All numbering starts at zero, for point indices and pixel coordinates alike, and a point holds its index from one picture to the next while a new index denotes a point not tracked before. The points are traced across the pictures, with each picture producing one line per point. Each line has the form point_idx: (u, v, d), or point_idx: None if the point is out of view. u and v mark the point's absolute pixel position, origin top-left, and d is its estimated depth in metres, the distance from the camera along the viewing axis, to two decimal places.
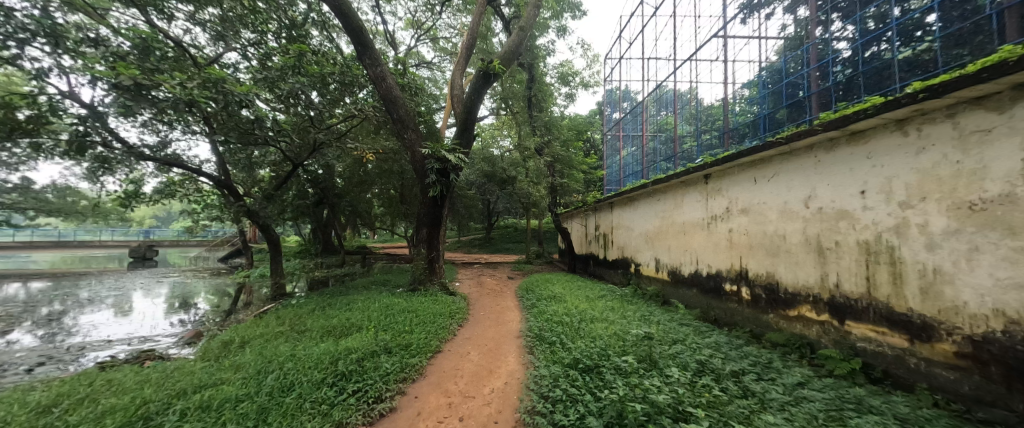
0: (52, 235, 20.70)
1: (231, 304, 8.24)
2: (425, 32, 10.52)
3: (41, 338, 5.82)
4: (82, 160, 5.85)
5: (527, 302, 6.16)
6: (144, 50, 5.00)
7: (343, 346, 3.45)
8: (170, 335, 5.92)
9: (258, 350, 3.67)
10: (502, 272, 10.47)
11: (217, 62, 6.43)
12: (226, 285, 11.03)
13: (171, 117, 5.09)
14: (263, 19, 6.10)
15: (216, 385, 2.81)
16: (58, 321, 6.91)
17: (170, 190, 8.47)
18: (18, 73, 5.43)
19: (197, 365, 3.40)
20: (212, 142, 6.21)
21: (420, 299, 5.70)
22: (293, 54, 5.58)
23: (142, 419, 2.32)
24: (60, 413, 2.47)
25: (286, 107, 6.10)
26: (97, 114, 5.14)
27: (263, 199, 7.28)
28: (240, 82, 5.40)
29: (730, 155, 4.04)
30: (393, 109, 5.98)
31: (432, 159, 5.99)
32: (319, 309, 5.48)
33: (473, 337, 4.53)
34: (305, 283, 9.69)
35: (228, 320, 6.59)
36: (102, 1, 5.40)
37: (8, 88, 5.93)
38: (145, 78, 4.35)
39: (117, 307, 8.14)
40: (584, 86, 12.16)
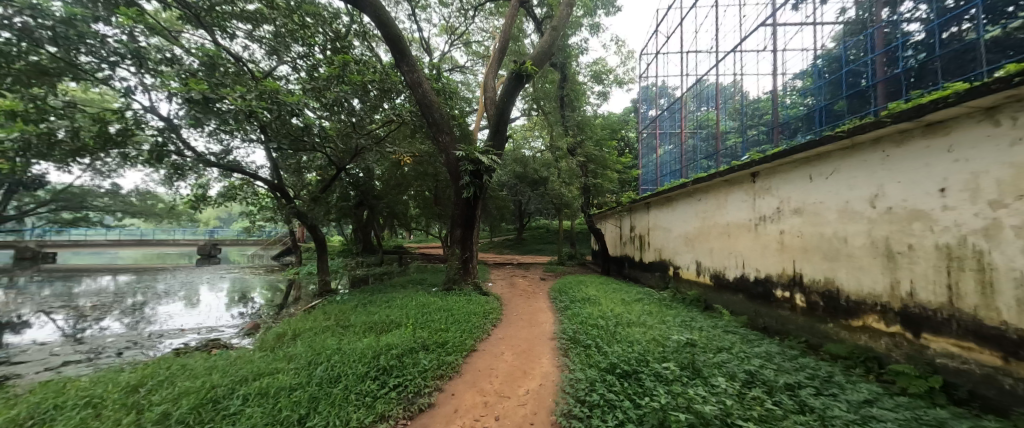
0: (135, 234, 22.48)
1: (282, 299, 8.87)
2: (459, 37, 10.77)
3: (128, 325, 6.61)
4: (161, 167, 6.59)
5: (560, 303, 6.11)
6: (211, 67, 5.53)
7: (384, 342, 3.59)
8: (232, 326, 6.49)
9: (308, 342, 3.93)
10: (534, 273, 10.44)
11: (272, 75, 6.97)
12: (278, 281, 11.90)
13: (234, 127, 5.60)
14: (311, 33, 6.55)
15: (271, 374, 3.04)
16: (140, 310, 7.80)
17: (231, 194, 9.28)
18: (108, 91, 6.20)
19: (256, 355, 3.70)
20: (266, 149, 6.73)
21: (454, 298, 5.83)
22: (338, 65, 5.93)
23: (212, 402, 2.56)
24: (145, 392, 2.79)
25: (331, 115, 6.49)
26: (172, 126, 5.76)
27: (310, 201, 7.79)
28: (291, 93, 5.81)
29: (780, 151, 3.78)
30: (429, 113, 6.16)
31: (466, 160, 6.10)
32: (362, 305, 5.77)
33: (506, 337, 4.56)
34: (348, 280, 10.25)
35: (281, 314, 7.11)
36: (176, 25, 6.04)
37: (102, 105, 6.79)
38: (212, 93, 4.80)
39: (187, 299, 9.04)
40: (618, 84, 11.88)
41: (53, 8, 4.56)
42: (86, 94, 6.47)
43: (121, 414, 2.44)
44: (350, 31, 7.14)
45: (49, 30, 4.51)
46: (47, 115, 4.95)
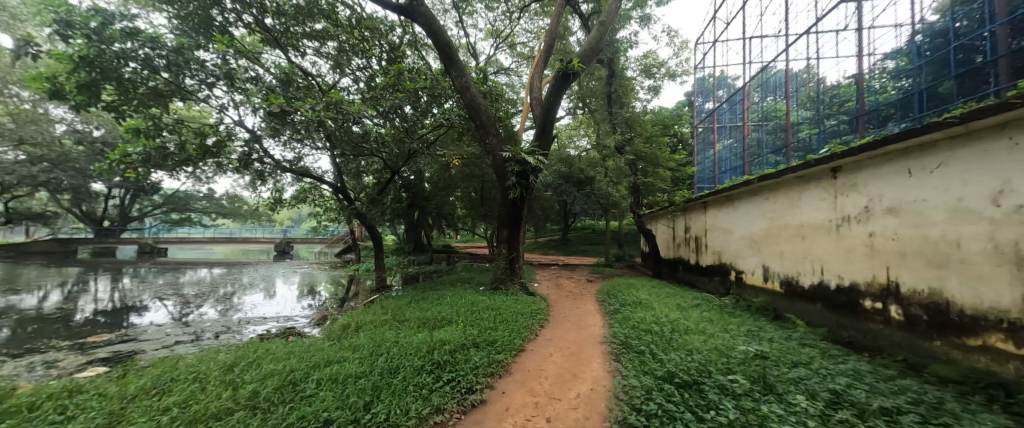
0: (226, 232, 25.84)
1: (344, 294, 9.61)
2: (504, 40, 10.91)
3: (221, 312, 7.59)
4: (247, 174, 7.49)
5: (609, 307, 5.93)
6: (287, 83, 6.17)
7: (437, 338, 3.74)
8: (303, 316, 7.18)
9: (369, 334, 4.22)
10: (581, 275, 10.24)
11: (336, 87, 7.59)
12: (341, 277, 12.91)
13: (304, 136, 6.20)
14: (369, 46, 7.04)
15: (338, 362, 3.31)
16: (230, 300, 8.90)
17: (302, 197, 10.26)
18: (205, 108, 7.15)
19: (325, 344, 4.05)
20: (331, 155, 7.35)
21: (502, 298, 5.91)
22: (393, 74, 6.29)
23: (291, 383, 2.85)
24: (239, 371, 3.19)
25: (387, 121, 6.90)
26: (256, 137, 6.51)
27: (368, 203, 8.35)
28: (353, 102, 6.28)
29: (867, 143, 3.34)
30: (476, 115, 6.29)
31: (512, 161, 6.12)
32: (415, 302, 6.07)
33: (555, 338, 4.51)
34: (401, 277, 10.83)
35: (343, 307, 7.71)
36: (258, 47, 6.83)
37: (200, 120, 7.85)
38: (288, 106, 5.34)
39: (266, 291, 10.15)
40: (671, 77, 11.26)
41: (167, 40, 5.37)
42: (190, 112, 7.54)
43: (221, 389, 2.81)
44: (403, 41, 7.53)
45: (166, 59, 5.33)
46: (163, 131, 5.85)
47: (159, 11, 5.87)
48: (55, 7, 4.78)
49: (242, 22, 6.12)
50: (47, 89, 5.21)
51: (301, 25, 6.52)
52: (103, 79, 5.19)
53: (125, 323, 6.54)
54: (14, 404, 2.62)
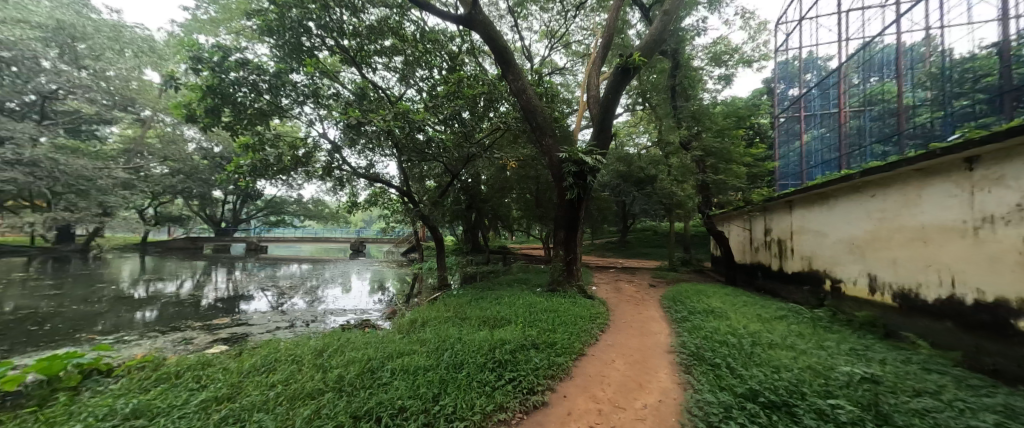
0: (311, 232, 29.15)
1: (410, 290, 10.28)
2: (559, 40, 10.83)
3: (309, 303, 8.59)
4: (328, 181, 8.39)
5: (675, 314, 5.54)
6: (362, 97, 6.80)
7: (498, 337, 3.82)
8: (375, 310, 7.82)
9: (434, 330, 4.44)
10: (643, 279, 9.71)
11: (402, 99, 8.19)
12: (407, 275, 13.81)
13: (376, 145, 6.77)
14: (431, 58, 7.47)
15: (408, 354, 3.54)
16: (315, 292, 10.03)
17: (373, 200, 11.19)
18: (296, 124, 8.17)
19: (395, 336, 4.35)
20: (398, 161, 7.92)
21: (560, 300, 5.83)
22: (453, 82, 6.58)
23: (369, 371, 3.12)
24: (326, 356, 3.58)
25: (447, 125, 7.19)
26: (337, 148, 7.27)
27: (431, 205, 8.83)
28: (417, 111, 6.69)
29: (1019, 125, 2.68)
30: (532, 117, 6.30)
31: (569, 162, 5.99)
32: (474, 300, 6.25)
33: (617, 344, 4.34)
34: (461, 276, 11.27)
35: (409, 303, 8.26)
36: (338, 67, 7.64)
37: (292, 135, 9.00)
38: (363, 118, 5.87)
39: (345, 286, 11.27)
40: (746, 64, 10.22)
41: (268, 67, 6.24)
42: (284, 128, 8.68)
43: (313, 371, 3.17)
44: (460, 50, 7.82)
45: (267, 84, 6.20)
46: (265, 146, 6.79)
47: (261, 43, 6.85)
48: (190, 47, 5.84)
49: (324, 45, 6.86)
50: (183, 114, 6.35)
51: (372, 43, 7.12)
52: (222, 103, 6.18)
53: (236, 310, 7.70)
54: (165, 372, 3.24)
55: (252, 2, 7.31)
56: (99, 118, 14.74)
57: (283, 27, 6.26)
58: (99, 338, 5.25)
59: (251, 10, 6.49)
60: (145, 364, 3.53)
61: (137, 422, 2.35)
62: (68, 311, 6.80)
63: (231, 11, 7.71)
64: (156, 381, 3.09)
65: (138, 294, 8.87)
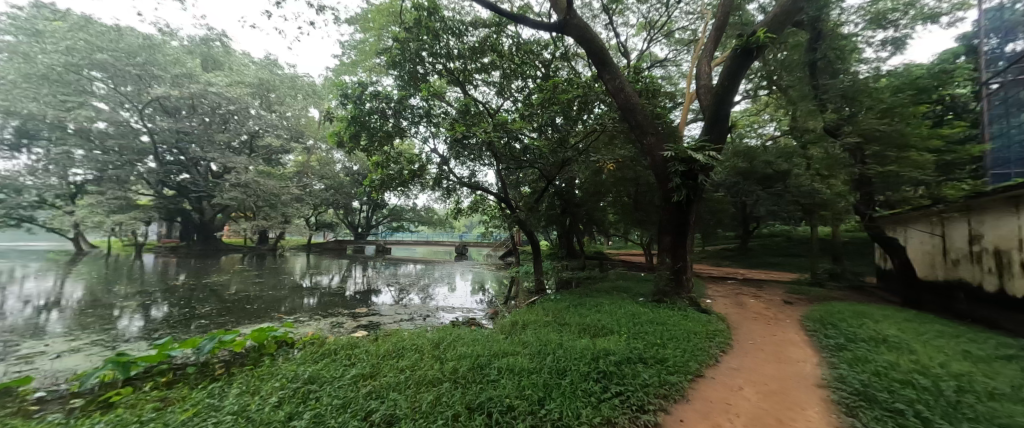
0: (424, 236, 32.81)
1: (509, 292, 10.72)
2: (660, 30, 10.07)
3: (422, 299, 9.69)
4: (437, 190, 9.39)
5: (825, 339, 4.54)
6: (466, 112, 7.40)
7: (603, 346, 3.71)
8: (479, 309, 8.39)
9: (535, 333, 4.54)
10: (774, 294, 8.23)
11: (500, 110, 8.67)
12: (505, 277, 14.44)
13: (477, 156, 7.31)
14: (525, 68, 7.79)
15: (513, 355, 3.69)
16: (427, 290, 11.26)
17: (475, 207, 12.05)
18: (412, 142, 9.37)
19: (498, 336, 4.58)
20: (497, 170, 8.38)
21: (668, 312, 5.35)
22: (549, 88, 6.66)
23: (478, 366, 3.35)
24: (442, 349, 3.97)
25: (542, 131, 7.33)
26: (445, 161, 8.09)
27: (528, 210, 9.07)
28: (513, 121, 6.97)
29: None
30: (632, 116, 5.90)
31: (674, 160, 5.45)
32: (573, 306, 6.18)
33: (743, 369, 3.77)
34: (557, 281, 11.26)
35: (509, 304, 8.61)
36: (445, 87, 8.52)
37: (408, 151, 10.33)
38: (467, 132, 6.41)
39: (452, 285, 12.38)
40: (925, 20, 7.87)
41: (393, 95, 7.31)
42: (403, 145, 10.04)
43: (432, 361, 3.55)
44: (553, 57, 7.93)
45: (392, 109, 7.28)
46: (390, 162, 7.96)
47: (387, 75, 8.06)
48: (339, 87, 7.24)
49: (435, 70, 7.70)
50: (334, 141, 7.89)
51: (474, 62, 7.69)
52: (360, 130, 7.47)
53: (369, 301, 9.15)
54: (327, 349, 4.04)
55: (381, 42, 8.68)
56: (280, 148, 19.20)
57: (404, 59, 7.24)
58: (283, 317, 6.85)
59: (380, 49, 7.69)
60: (314, 339, 4.47)
61: (312, 386, 2.99)
62: (263, 294, 9.07)
63: (365, 52, 9.28)
64: (323, 354, 3.89)
65: (304, 284, 11.30)
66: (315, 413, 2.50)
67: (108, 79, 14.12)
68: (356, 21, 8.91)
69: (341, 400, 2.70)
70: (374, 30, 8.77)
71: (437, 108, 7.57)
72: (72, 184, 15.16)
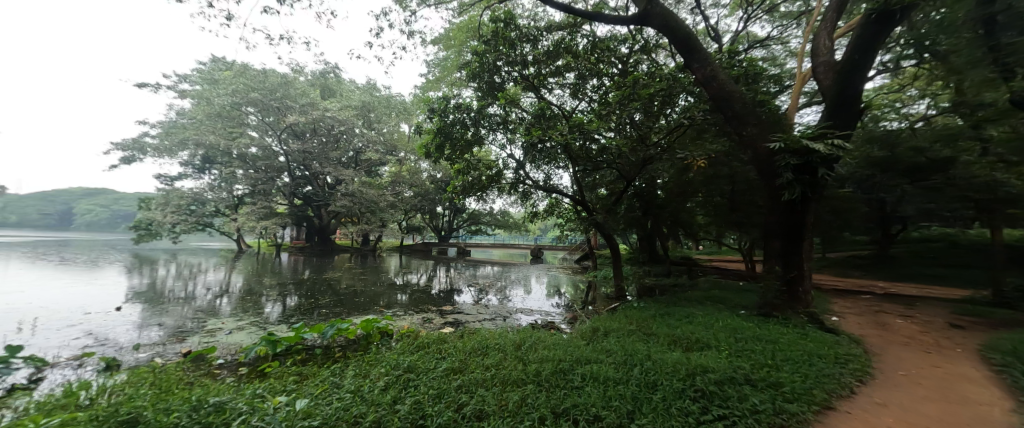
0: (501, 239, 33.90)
1: (586, 297, 10.48)
2: (760, 6, 8.92)
3: (501, 300, 10.03)
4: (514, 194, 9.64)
5: (1019, 379, 3.49)
6: (541, 116, 7.46)
7: (699, 363, 3.39)
8: (557, 313, 8.35)
9: (618, 341, 4.38)
10: (929, 315, 6.60)
11: (576, 111, 8.57)
12: (582, 281, 14.15)
13: (552, 158, 7.34)
14: (601, 67, 7.63)
15: (596, 362, 3.62)
16: (505, 291, 11.62)
17: (551, 210, 12.07)
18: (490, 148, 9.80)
19: (580, 341, 4.52)
20: (573, 172, 8.29)
21: (779, 329, 4.67)
22: (629, 84, 6.37)
23: (562, 371, 3.37)
24: (525, 350, 4.08)
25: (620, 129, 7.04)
26: (521, 165, 8.28)
27: (606, 213, 8.77)
28: (590, 121, 6.83)
29: None
30: (727, 107, 5.24)
31: (784, 154, 4.76)
32: (660, 316, 5.80)
33: (888, 405, 3.10)
34: (639, 288, 10.64)
35: (587, 309, 8.42)
36: (521, 93, 8.74)
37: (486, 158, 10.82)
38: (543, 136, 6.48)
39: (528, 287, 12.56)
40: None
41: (473, 105, 7.75)
42: (482, 152, 10.56)
43: (515, 362, 3.67)
44: (632, 52, 7.58)
45: (473, 119, 7.72)
46: (470, 169, 8.44)
47: (468, 88, 8.57)
48: (427, 102, 7.94)
49: (511, 78, 7.91)
50: (422, 152, 8.65)
51: (549, 65, 7.69)
52: (444, 141, 8.05)
53: (453, 300, 9.80)
54: (423, 342, 4.46)
55: (462, 57, 9.26)
56: (377, 161, 21.70)
57: (483, 70, 7.62)
58: (383, 310, 7.72)
59: (462, 64, 8.22)
60: (410, 332, 4.95)
61: (411, 375, 3.33)
62: (366, 290, 10.36)
63: (448, 68, 10.00)
64: (418, 347, 4.31)
65: (398, 282, 12.60)
66: (415, 399, 2.78)
67: (258, 112, 17.60)
68: (440, 41, 9.67)
69: (436, 390, 2.96)
70: (455, 46, 9.41)
71: (514, 114, 7.81)
72: (235, 196, 19.04)
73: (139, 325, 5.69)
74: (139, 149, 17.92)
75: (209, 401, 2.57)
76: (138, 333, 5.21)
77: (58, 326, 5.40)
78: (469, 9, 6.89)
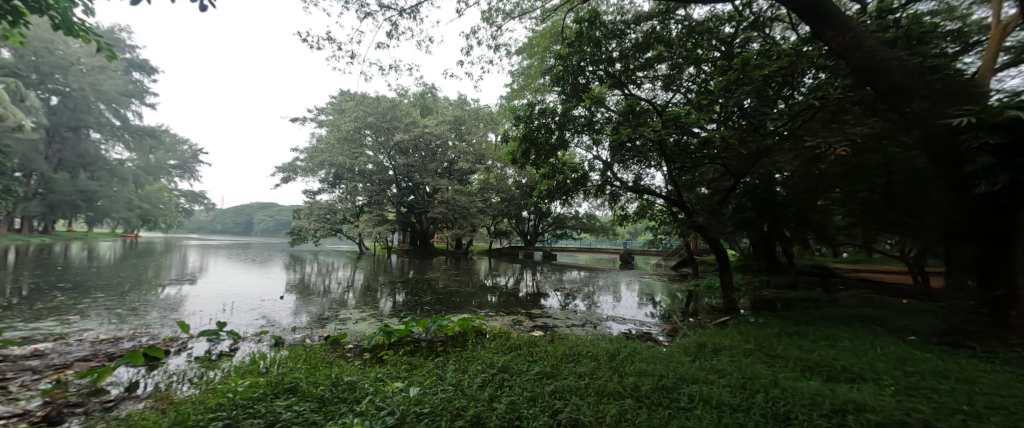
0: (587, 244, 33.17)
1: (687, 307, 9.50)
2: None
3: (590, 306, 9.74)
4: (602, 196, 9.31)
5: None
6: (631, 113, 7.02)
7: (850, 399, 2.75)
8: (653, 323, 7.76)
9: (732, 361, 3.86)
10: None
11: (670, 105, 7.90)
12: (680, 290, 12.91)
13: (644, 157, 6.88)
14: (700, 53, 6.88)
15: (706, 383, 3.23)
16: (593, 297, 11.25)
17: (643, 212, 11.31)
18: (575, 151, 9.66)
19: (684, 357, 4.12)
20: (667, 171, 7.65)
21: (973, 365, 3.56)
22: (737, 67, 5.61)
23: (665, 388, 3.10)
24: (620, 361, 3.86)
25: (726, 119, 6.27)
26: (609, 166, 7.95)
27: (709, 214, 7.86)
28: (688, 113, 6.22)
29: None
30: (883, 81, 3.87)
31: (978, 131, 3.62)
32: (785, 335, 4.93)
33: None
34: (754, 300, 9.23)
35: (688, 322, 7.63)
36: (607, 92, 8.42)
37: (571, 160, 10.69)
38: (633, 134, 6.13)
39: (618, 294, 11.96)
40: None
41: (558, 109, 7.72)
42: (567, 156, 10.47)
43: (610, 372, 3.51)
44: (738, 31, 6.68)
45: (558, 123, 7.67)
46: (556, 173, 8.48)
47: (552, 92, 8.58)
48: (513, 111, 8.18)
49: (596, 77, 7.65)
50: (509, 159, 8.92)
51: (638, 59, 7.21)
52: (530, 147, 8.16)
53: (540, 303, 9.88)
54: (516, 344, 4.57)
55: (545, 63, 9.34)
56: (468, 170, 23.19)
57: (567, 73, 7.51)
58: (476, 310, 8.17)
59: (546, 69, 8.24)
60: (502, 333, 5.13)
61: (505, 375, 3.43)
62: (460, 290, 11.12)
63: (531, 75, 10.16)
64: (511, 348, 4.45)
65: (488, 283, 13.23)
66: (511, 399, 2.86)
67: (373, 134, 20.44)
68: (523, 50, 9.90)
69: (531, 393, 3.00)
70: (539, 53, 9.54)
71: (601, 114, 7.56)
72: (357, 206, 22.33)
73: (293, 311, 7.04)
74: (291, 170, 22.38)
75: (343, 380, 3.04)
76: (292, 319, 6.45)
77: (244, 309, 6.99)
78: (553, 15, 6.88)
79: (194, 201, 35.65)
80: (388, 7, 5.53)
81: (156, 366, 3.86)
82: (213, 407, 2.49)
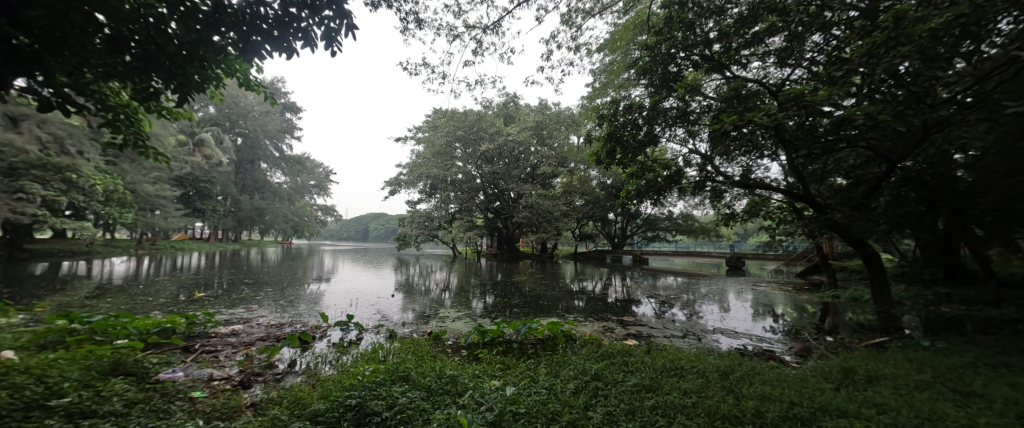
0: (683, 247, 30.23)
1: (821, 323, 7.90)
2: None
3: (691, 315, 8.81)
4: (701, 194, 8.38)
5: None
6: (736, 97, 6.17)
7: None
8: (773, 339, 6.66)
9: (893, 394, 3.06)
10: None
11: (787, 83, 6.72)
12: (809, 301, 10.81)
13: (754, 145, 5.98)
14: (827, 16, 5.70)
15: (860, 420, 2.61)
16: (695, 306, 10.14)
17: (755, 210, 9.83)
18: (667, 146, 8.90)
19: (822, 382, 3.41)
20: (786, 160, 6.52)
21: None
22: (887, 25, 4.48)
23: (799, 420, 2.60)
24: (734, 381, 3.38)
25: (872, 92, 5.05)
26: (709, 160, 7.14)
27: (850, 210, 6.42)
28: (814, 90, 5.21)
29: None
30: None
31: None
32: (981, 367, 3.72)
33: None
34: (926, 317, 7.19)
35: (824, 340, 6.31)
36: (703, 78, 7.58)
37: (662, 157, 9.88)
38: (740, 121, 5.39)
39: (727, 304, 10.56)
40: None
41: (646, 103, 7.23)
42: (657, 152, 9.71)
43: (723, 393, 3.10)
44: None
45: (647, 117, 7.16)
46: (645, 172, 7.95)
47: (638, 86, 8.07)
48: (595, 110, 7.89)
49: (689, 63, 6.94)
50: (593, 160, 8.63)
51: (742, 36, 6.31)
52: (615, 146, 7.73)
53: (632, 310, 9.32)
54: (606, 352, 4.36)
55: (629, 56, 8.84)
56: (550, 173, 23.35)
57: (655, 63, 6.98)
58: (565, 315, 8.10)
59: (630, 62, 7.77)
60: (593, 339, 4.96)
61: (598, 383, 3.32)
62: (547, 293, 11.16)
63: (614, 71, 9.72)
64: (603, 355, 4.28)
65: (574, 288, 13.02)
66: (607, 409, 2.75)
67: (462, 146, 22.02)
68: (604, 46, 9.56)
69: (628, 406, 2.83)
70: (621, 47, 9.10)
71: (698, 103, 6.84)
72: (450, 213, 24.23)
73: (402, 308, 7.93)
74: (396, 183, 25.41)
75: (446, 373, 3.30)
76: (401, 315, 7.28)
77: (364, 304, 8.16)
78: (636, 4, 6.46)
79: (327, 213, 43.03)
80: (473, 27, 5.88)
81: (307, 348, 4.75)
82: (348, 387, 2.94)
